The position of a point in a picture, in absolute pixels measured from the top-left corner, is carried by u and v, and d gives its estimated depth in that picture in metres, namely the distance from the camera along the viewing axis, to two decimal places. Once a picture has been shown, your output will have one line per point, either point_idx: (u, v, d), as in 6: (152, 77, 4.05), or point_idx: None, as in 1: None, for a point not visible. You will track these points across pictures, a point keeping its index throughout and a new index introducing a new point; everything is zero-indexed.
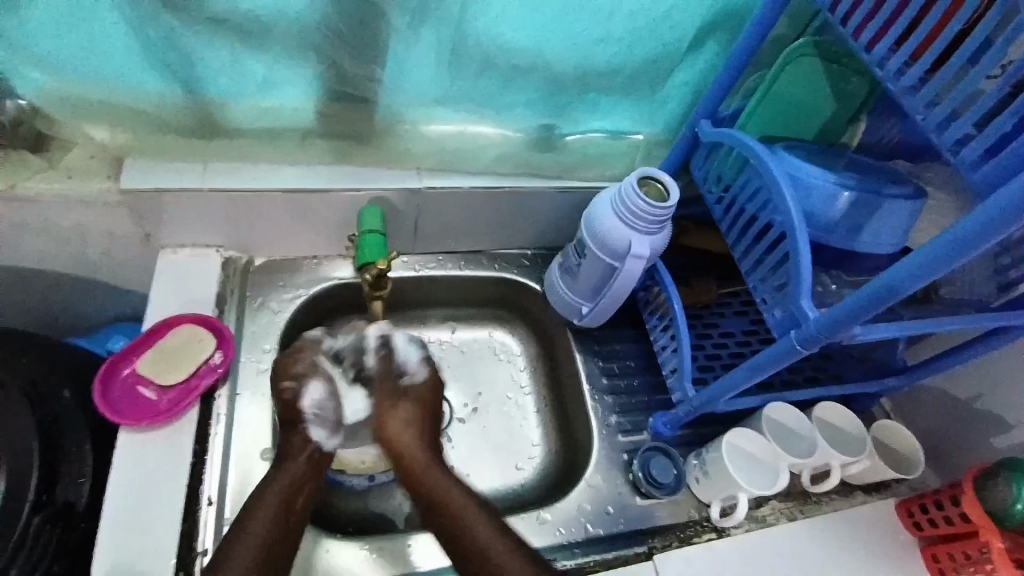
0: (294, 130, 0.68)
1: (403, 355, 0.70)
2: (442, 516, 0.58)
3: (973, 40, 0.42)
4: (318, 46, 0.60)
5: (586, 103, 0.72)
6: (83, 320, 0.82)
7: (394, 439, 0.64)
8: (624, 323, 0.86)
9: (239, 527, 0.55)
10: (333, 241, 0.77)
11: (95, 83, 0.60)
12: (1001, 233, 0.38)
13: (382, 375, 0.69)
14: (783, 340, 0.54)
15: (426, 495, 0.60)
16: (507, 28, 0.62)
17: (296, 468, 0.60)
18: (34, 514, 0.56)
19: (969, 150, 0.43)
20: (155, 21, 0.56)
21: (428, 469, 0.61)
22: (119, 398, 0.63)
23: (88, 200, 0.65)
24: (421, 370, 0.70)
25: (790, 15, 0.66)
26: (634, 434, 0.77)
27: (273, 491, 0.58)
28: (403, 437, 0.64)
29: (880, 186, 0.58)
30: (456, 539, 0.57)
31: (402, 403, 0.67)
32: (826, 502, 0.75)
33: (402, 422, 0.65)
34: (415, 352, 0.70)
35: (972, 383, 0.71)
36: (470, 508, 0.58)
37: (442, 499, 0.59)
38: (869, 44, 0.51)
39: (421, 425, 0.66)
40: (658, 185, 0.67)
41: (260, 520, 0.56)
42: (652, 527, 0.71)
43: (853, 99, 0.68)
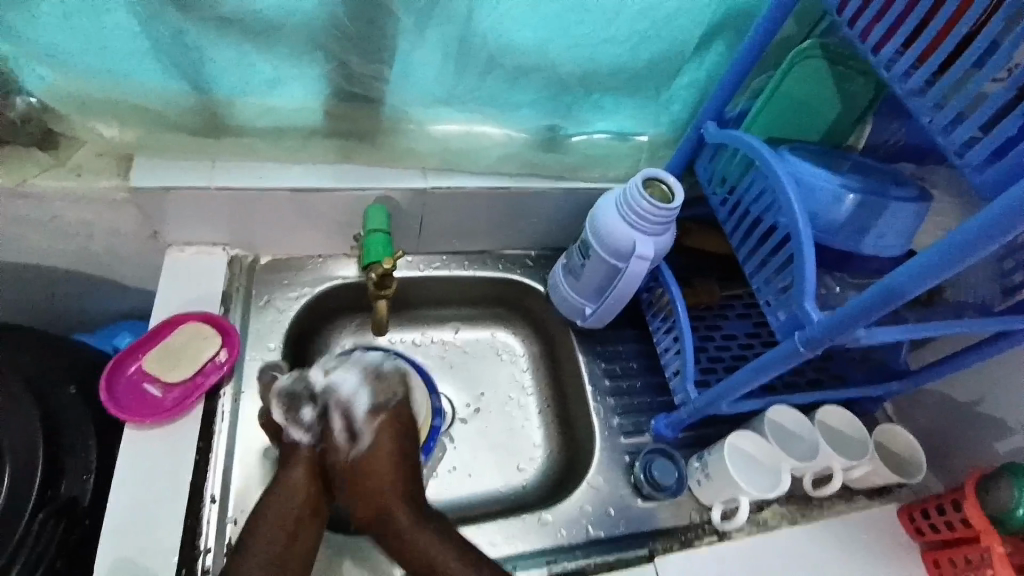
0: (301, 129, 0.69)
1: (349, 404, 0.61)
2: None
3: (980, 43, 0.43)
4: (325, 45, 0.61)
5: (591, 103, 0.72)
6: (88, 317, 0.83)
7: (370, 494, 0.58)
8: (627, 324, 0.86)
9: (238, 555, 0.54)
10: (338, 240, 0.78)
11: (104, 81, 0.61)
12: (1006, 235, 0.39)
13: (326, 435, 0.61)
14: (786, 342, 0.54)
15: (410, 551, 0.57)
16: (513, 29, 0.62)
17: (301, 475, 0.59)
18: (38, 510, 0.57)
19: (975, 152, 0.43)
20: (164, 21, 0.56)
21: (412, 526, 0.57)
22: (125, 395, 0.64)
23: (95, 198, 0.65)
24: (369, 433, 0.60)
25: (798, 14, 0.66)
26: (636, 436, 0.77)
27: (276, 504, 0.57)
28: (380, 492, 0.58)
29: (885, 189, 0.58)
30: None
31: (357, 470, 0.59)
32: (828, 506, 0.73)
33: (371, 481, 0.59)
34: (364, 399, 0.61)
35: (975, 386, 0.71)
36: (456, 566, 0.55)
37: (425, 558, 0.56)
38: (876, 47, 0.52)
39: (395, 480, 0.59)
40: (663, 186, 0.68)
41: (263, 537, 0.55)
42: (654, 529, 0.71)
43: (858, 101, 0.67)
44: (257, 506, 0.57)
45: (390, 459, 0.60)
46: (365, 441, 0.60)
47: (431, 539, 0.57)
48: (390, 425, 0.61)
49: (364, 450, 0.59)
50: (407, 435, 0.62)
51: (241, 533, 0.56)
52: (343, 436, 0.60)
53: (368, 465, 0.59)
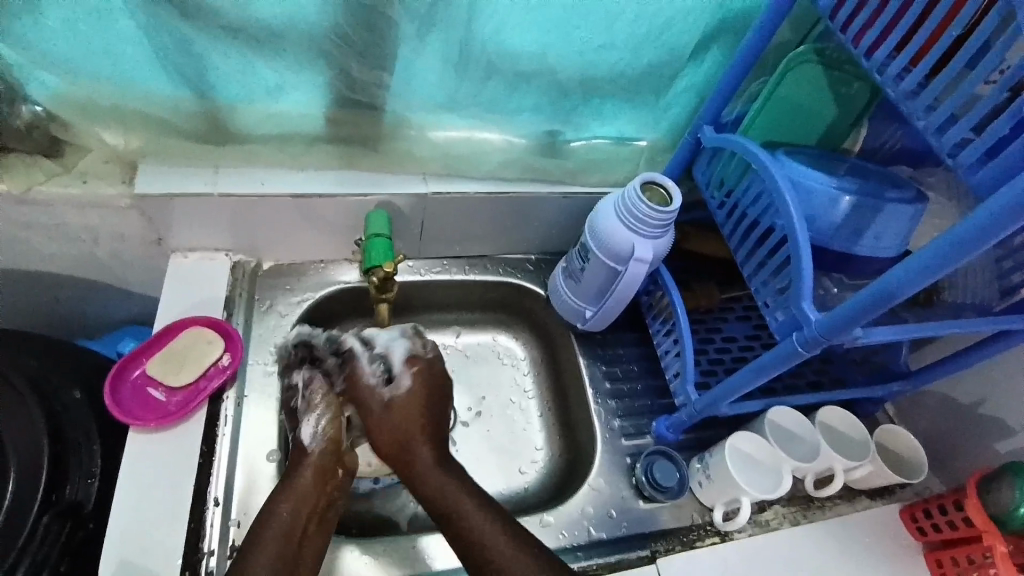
0: (304, 136, 0.70)
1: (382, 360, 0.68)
2: (449, 522, 0.58)
3: (972, 45, 0.43)
4: (327, 53, 0.62)
5: (590, 108, 0.72)
6: (92, 322, 0.83)
7: (404, 447, 0.63)
8: (628, 327, 0.86)
9: (253, 545, 0.54)
10: (340, 245, 0.78)
11: (108, 88, 0.62)
12: (999, 234, 0.39)
13: (363, 388, 0.67)
14: (785, 342, 0.55)
15: (433, 499, 0.60)
16: (513, 35, 0.63)
17: (309, 472, 0.60)
18: (43, 513, 0.57)
19: (968, 153, 0.44)
20: (170, 29, 0.57)
21: (434, 470, 0.61)
22: (128, 400, 0.64)
23: (100, 203, 0.66)
24: (406, 377, 0.67)
25: (794, 20, 0.68)
26: (637, 438, 0.77)
27: (287, 500, 0.57)
28: (412, 445, 0.63)
29: (882, 191, 0.59)
30: (462, 545, 0.56)
31: (394, 415, 0.65)
32: (830, 506, 0.74)
33: (406, 433, 0.64)
34: (399, 347, 0.69)
35: (975, 387, 0.71)
36: (473, 510, 0.58)
37: (446, 498, 0.59)
38: (869, 50, 0.52)
39: (423, 435, 0.64)
40: (662, 189, 0.68)
41: (271, 539, 0.55)
42: (656, 530, 0.71)
43: (854, 104, 0.68)
44: (262, 514, 0.56)
45: (420, 406, 0.66)
46: (403, 383, 0.66)
47: (450, 484, 0.60)
48: (425, 372, 0.68)
49: (400, 395, 0.66)
50: (437, 383, 0.68)
51: (248, 539, 0.55)
52: (378, 385, 0.67)
53: (405, 408, 0.66)
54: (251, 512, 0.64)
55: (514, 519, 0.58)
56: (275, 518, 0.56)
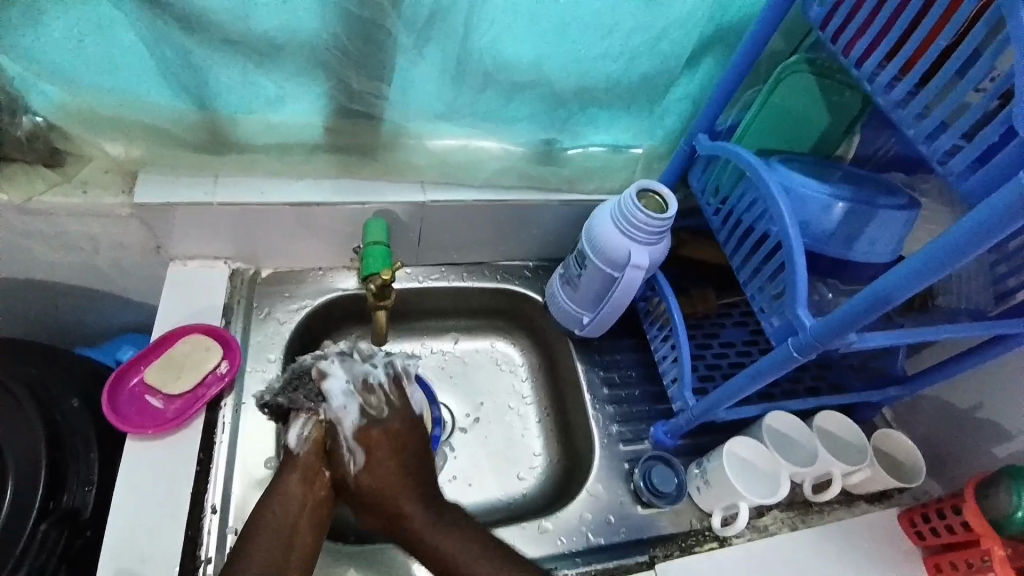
0: (302, 145, 0.70)
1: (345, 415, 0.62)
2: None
3: (960, 54, 0.44)
4: (326, 63, 0.62)
5: (586, 117, 0.73)
6: (91, 331, 0.83)
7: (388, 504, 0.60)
8: (625, 333, 0.87)
9: (244, 543, 0.55)
10: (338, 253, 0.79)
11: (109, 99, 0.62)
12: (989, 241, 0.40)
13: (325, 451, 0.62)
14: (781, 348, 0.55)
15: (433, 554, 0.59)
16: (510, 45, 0.63)
17: (294, 478, 0.59)
18: (40, 520, 0.57)
19: (959, 160, 0.45)
20: (170, 41, 0.58)
21: (431, 529, 0.60)
22: (127, 407, 0.65)
23: (100, 213, 0.67)
24: (360, 454, 0.61)
25: (785, 30, 0.68)
26: (635, 443, 0.78)
27: (274, 510, 0.57)
28: (398, 500, 0.60)
29: (875, 197, 0.59)
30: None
31: (366, 482, 0.61)
32: (828, 511, 0.74)
33: (384, 494, 0.60)
34: (353, 411, 0.62)
35: (972, 392, 0.72)
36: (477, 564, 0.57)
37: (429, 533, 0.59)
38: (860, 60, 0.53)
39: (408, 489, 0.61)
40: (657, 197, 0.69)
41: (259, 547, 0.55)
42: (654, 536, 0.71)
43: (847, 112, 0.69)
44: (249, 521, 0.57)
45: (389, 473, 0.61)
46: (355, 461, 0.61)
47: (450, 543, 0.59)
48: (383, 438, 0.62)
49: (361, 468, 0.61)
50: (398, 442, 0.63)
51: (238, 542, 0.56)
52: (342, 449, 0.61)
53: (380, 473, 0.61)
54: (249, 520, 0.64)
55: (504, 545, 0.60)
56: (263, 532, 0.56)
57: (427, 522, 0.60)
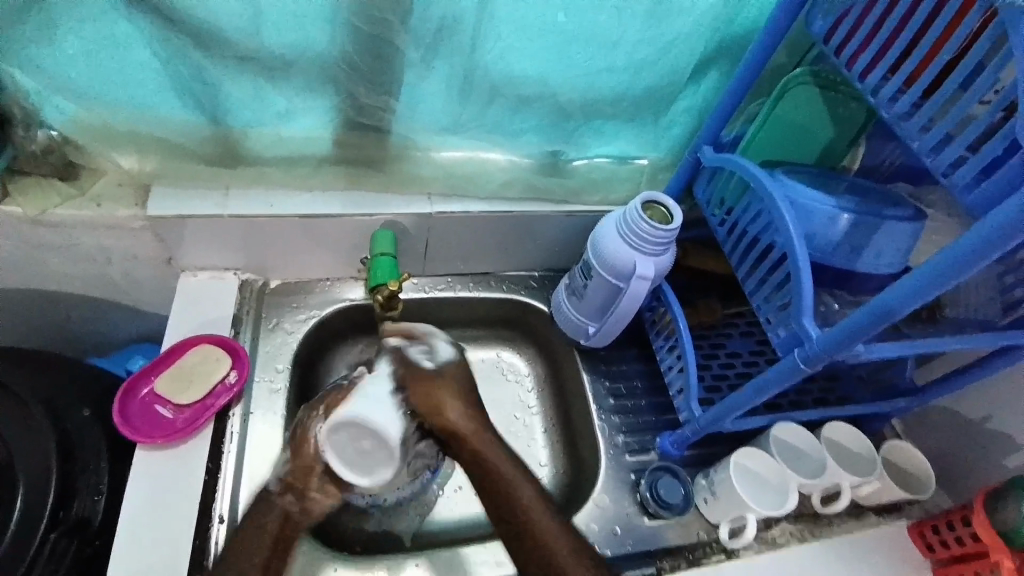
0: (310, 159, 0.71)
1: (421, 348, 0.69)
2: (495, 489, 0.63)
3: (962, 69, 0.44)
4: (336, 78, 0.63)
5: (591, 129, 0.74)
6: (102, 341, 0.84)
7: (445, 413, 0.66)
8: (631, 344, 0.87)
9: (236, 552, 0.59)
10: (346, 263, 0.79)
11: (123, 113, 0.63)
12: (995, 252, 0.40)
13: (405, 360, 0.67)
14: (788, 358, 0.55)
15: (482, 465, 0.64)
16: (516, 61, 0.64)
17: (278, 512, 0.61)
18: (50, 530, 0.57)
19: (963, 173, 0.45)
20: (184, 58, 0.59)
21: (483, 440, 0.66)
22: (137, 417, 0.65)
23: (113, 225, 0.68)
24: (448, 353, 0.70)
25: (789, 45, 0.69)
26: (642, 454, 0.77)
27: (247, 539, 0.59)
28: (451, 410, 0.66)
29: (880, 208, 0.59)
30: (510, 506, 0.62)
31: (439, 381, 0.67)
32: (837, 523, 0.73)
33: (449, 399, 0.67)
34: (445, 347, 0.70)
35: (982, 403, 0.71)
36: (522, 483, 0.63)
37: (484, 463, 0.64)
38: (862, 74, 0.54)
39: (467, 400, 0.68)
40: (662, 208, 0.69)
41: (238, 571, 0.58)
42: (661, 549, 0.71)
43: (852, 124, 0.69)
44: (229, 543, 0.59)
45: (457, 379, 0.69)
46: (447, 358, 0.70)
47: (500, 458, 0.65)
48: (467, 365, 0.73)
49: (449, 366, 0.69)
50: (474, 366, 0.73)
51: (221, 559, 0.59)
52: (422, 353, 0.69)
53: (441, 382, 0.67)
54: None
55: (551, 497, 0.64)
56: (252, 547, 0.59)
57: (484, 438, 0.66)
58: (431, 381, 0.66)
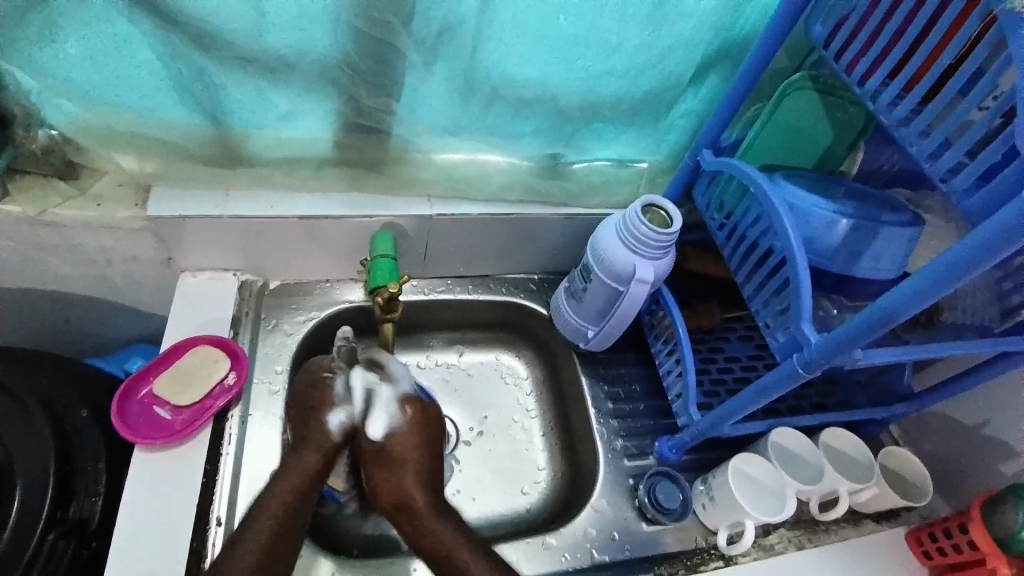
0: (310, 160, 0.71)
1: (378, 410, 0.65)
2: (433, 559, 0.59)
3: (961, 75, 0.45)
4: (337, 80, 0.63)
5: (591, 132, 0.74)
6: (102, 342, 0.84)
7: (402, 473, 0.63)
8: (630, 347, 0.87)
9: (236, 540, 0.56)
10: (345, 265, 0.79)
11: (123, 114, 0.63)
12: (993, 258, 0.40)
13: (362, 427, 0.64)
14: (786, 363, 0.55)
15: (418, 536, 0.60)
16: (516, 64, 0.64)
17: (295, 478, 0.61)
18: (47, 531, 0.57)
19: (961, 179, 0.45)
20: (186, 59, 0.59)
21: (432, 515, 0.61)
22: (136, 418, 0.65)
23: (113, 226, 0.68)
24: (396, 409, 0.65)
25: (789, 48, 0.69)
26: (640, 458, 0.77)
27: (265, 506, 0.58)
28: (413, 489, 0.62)
29: (879, 213, 0.60)
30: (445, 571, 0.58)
31: (393, 456, 0.63)
32: (835, 530, 0.73)
33: (405, 467, 0.63)
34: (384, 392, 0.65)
35: (979, 409, 0.71)
36: (471, 558, 0.58)
37: (440, 543, 0.59)
38: (862, 79, 0.54)
39: (422, 470, 0.64)
40: (662, 212, 0.69)
41: (248, 549, 0.55)
42: (659, 554, 0.71)
43: (854, 125, 0.69)
44: (244, 526, 0.57)
45: (422, 443, 0.65)
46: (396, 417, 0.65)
47: (451, 533, 0.60)
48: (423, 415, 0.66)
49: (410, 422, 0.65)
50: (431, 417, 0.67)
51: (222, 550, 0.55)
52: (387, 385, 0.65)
53: (399, 446, 0.64)
54: None
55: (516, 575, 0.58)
56: (254, 534, 0.56)
57: (428, 507, 0.61)
58: (401, 445, 0.64)
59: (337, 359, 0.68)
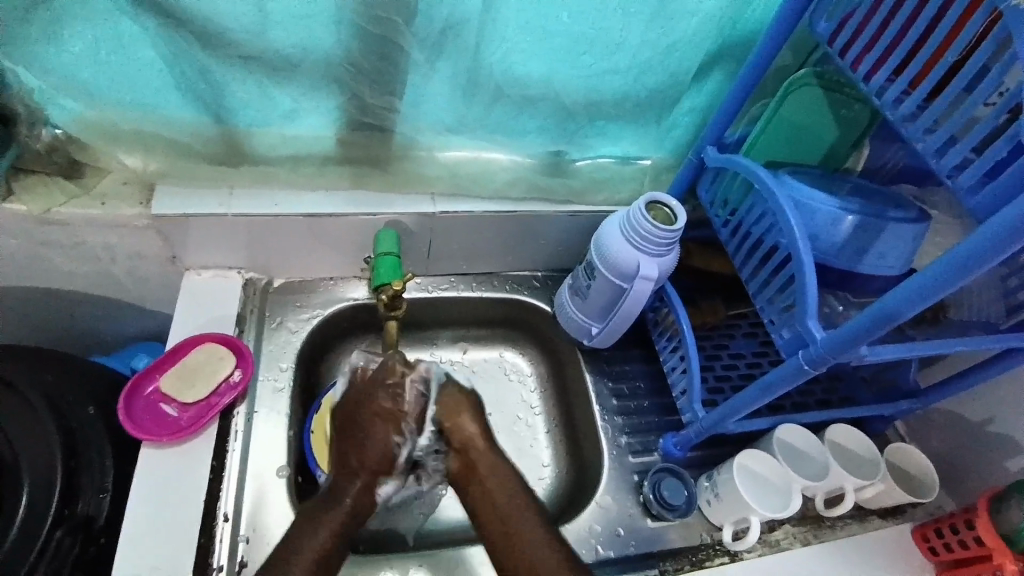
0: (315, 158, 0.71)
1: (460, 371, 0.69)
2: (505, 541, 0.58)
3: (967, 72, 0.44)
4: (340, 78, 0.64)
5: (595, 129, 0.74)
6: (107, 340, 0.85)
7: (461, 423, 0.65)
8: (634, 344, 0.87)
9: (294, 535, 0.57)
10: (349, 262, 0.80)
11: (126, 113, 0.64)
12: (999, 256, 0.40)
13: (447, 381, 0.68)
14: (791, 360, 0.55)
15: (500, 525, 0.59)
16: (519, 63, 0.64)
17: (329, 534, 0.57)
18: (55, 526, 0.58)
19: (967, 176, 0.45)
20: (190, 58, 0.59)
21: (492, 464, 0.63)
22: (141, 415, 0.65)
23: (118, 224, 0.68)
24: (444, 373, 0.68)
25: (794, 44, 0.68)
26: (645, 455, 0.77)
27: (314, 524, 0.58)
28: (467, 424, 0.65)
29: (884, 210, 0.59)
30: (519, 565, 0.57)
31: (463, 402, 0.66)
32: (840, 526, 0.74)
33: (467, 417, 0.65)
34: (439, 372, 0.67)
35: (985, 406, 0.71)
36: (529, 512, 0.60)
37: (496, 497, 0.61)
38: (867, 76, 0.53)
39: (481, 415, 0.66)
40: (666, 209, 0.69)
41: (307, 560, 0.55)
42: (664, 549, 0.71)
43: (857, 125, 0.69)
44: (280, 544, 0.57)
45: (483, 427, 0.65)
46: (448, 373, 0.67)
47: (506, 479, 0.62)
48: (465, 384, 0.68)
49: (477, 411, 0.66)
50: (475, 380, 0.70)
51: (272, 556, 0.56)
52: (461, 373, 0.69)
53: (468, 400, 0.67)
54: (260, 529, 0.65)
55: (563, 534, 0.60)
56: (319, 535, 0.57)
57: (501, 470, 0.62)
58: (455, 397, 0.66)
59: (410, 409, 0.64)
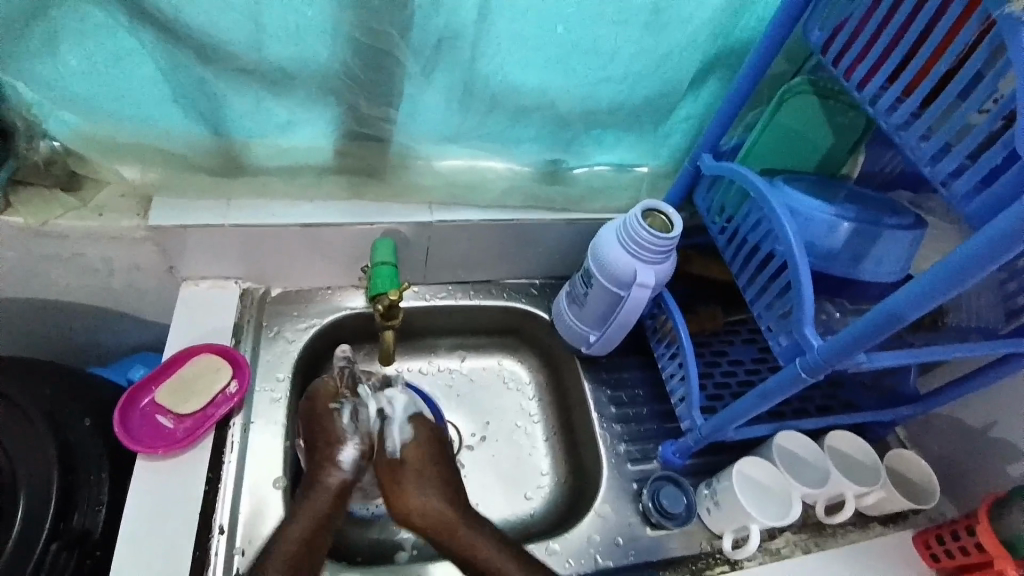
0: (311, 168, 0.71)
1: (397, 421, 0.70)
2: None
3: (961, 79, 0.44)
4: (336, 89, 0.64)
5: (591, 138, 0.74)
6: (104, 351, 0.84)
7: (408, 496, 0.67)
8: (632, 351, 0.86)
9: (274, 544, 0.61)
10: (347, 272, 0.79)
11: (122, 124, 0.64)
12: (997, 261, 0.39)
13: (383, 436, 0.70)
14: (789, 367, 0.55)
15: (460, 555, 0.64)
16: (514, 73, 0.65)
17: (307, 519, 0.62)
18: (51, 540, 0.57)
19: (962, 182, 0.45)
20: (186, 71, 0.59)
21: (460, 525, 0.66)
22: (138, 427, 0.65)
23: (115, 235, 0.68)
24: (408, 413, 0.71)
25: (787, 53, 0.68)
26: (644, 462, 0.77)
27: (297, 522, 0.62)
28: (416, 497, 0.67)
29: (880, 216, 0.59)
30: None
31: (406, 471, 0.68)
32: (841, 534, 0.73)
33: (413, 485, 0.68)
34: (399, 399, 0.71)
35: (985, 411, 0.70)
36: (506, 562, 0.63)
37: (456, 537, 0.65)
38: (861, 83, 0.54)
39: (437, 484, 0.68)
40: (662, 217, 0.69)
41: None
42: (666, 558, 0.70)
43: (850, 133, 0.70)
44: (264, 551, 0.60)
45: (431, 463, 0.69)
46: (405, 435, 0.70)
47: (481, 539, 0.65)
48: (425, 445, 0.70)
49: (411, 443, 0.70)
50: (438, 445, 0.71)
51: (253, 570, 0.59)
52: (387, 433, 0.69)
53: (404, 469, 0.68)
54: (255, 539, 0.65)
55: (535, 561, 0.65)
56: (285, 541, 0.61)
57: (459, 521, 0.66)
58: (405, 466, 0.68)
59: (341, 383, 0.71)
